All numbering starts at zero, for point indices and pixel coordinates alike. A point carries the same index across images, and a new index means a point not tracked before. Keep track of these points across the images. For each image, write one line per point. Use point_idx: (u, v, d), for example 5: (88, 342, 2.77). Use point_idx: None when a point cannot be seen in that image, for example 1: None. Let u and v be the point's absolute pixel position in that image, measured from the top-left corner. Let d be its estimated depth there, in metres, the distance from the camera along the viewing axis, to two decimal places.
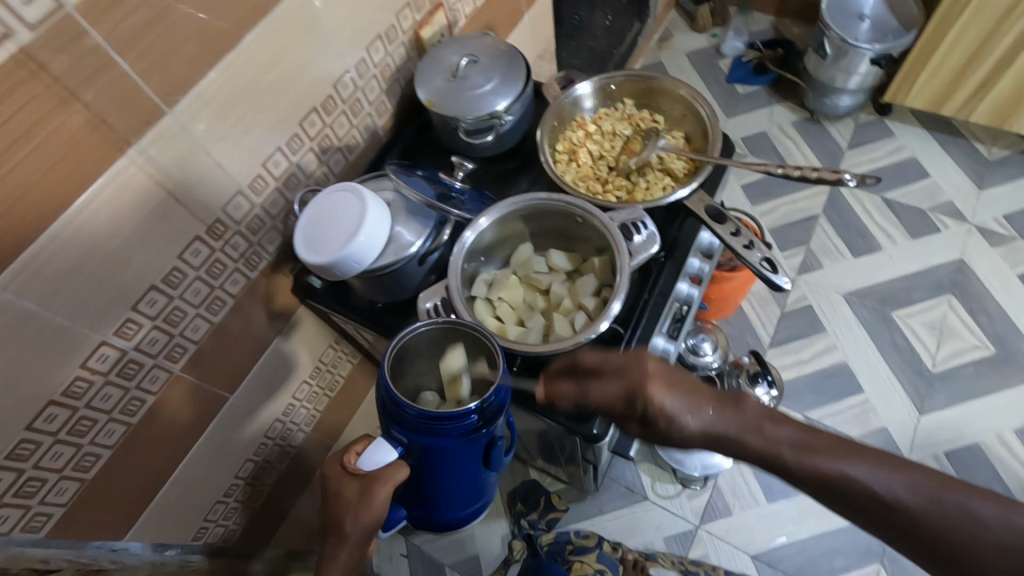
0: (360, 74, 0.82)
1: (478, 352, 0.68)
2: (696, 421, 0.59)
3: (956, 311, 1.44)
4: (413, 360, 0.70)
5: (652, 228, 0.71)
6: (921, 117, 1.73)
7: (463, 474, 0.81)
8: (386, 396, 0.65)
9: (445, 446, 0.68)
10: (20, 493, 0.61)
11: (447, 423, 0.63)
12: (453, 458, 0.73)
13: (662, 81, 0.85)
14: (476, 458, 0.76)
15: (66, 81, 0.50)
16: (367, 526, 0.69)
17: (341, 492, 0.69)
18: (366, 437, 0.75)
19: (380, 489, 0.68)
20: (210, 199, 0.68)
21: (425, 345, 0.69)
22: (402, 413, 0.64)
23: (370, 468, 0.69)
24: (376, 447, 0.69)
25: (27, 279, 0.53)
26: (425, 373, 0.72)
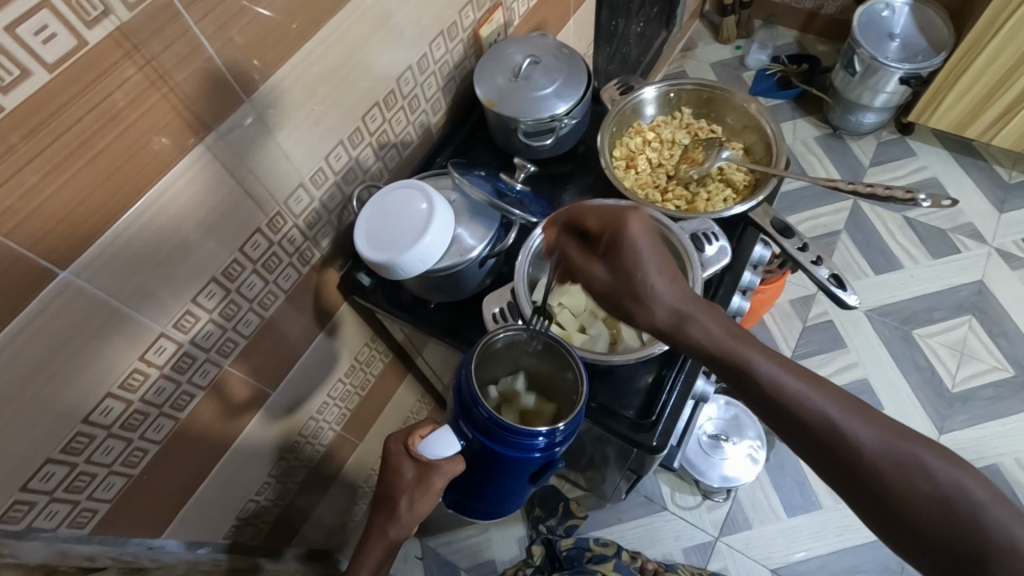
0: (420, 70, 0.80)
1: (562, 366, 0.67)
2: (666, 292, 0.56)
3: (977, 333, 1.45)
4: (497, 354, 0.69)
5: (723, 241, 0.72)
6: (943, 139, 1.73)
7: (504, 496, 0.77)
8: (465, 386, 0.63)
9: (506, 461, 0.64)
10: (70, 488, 0.58)
11: (518, 437, 0.60)
12: (504, 477, 0.69)
13: (728, 93, 0.87)
14: (524, 481, 0.71)
15: (157, 64, 0.49)
16: (417, 513, 0.66)
17: (399, 471, 0.66)
18: (429, 420, 0.68)
19: (437, 482, 0.64)
20: (274, 191, 0.66)
21: (517, 345, 0.69)
22: (476, 410, 0.61)
23: (428, 457, 0.63)
24: (438, 437, 0.62)
25: (101, 268, 0.52)
26: (501, 364, 0.72)
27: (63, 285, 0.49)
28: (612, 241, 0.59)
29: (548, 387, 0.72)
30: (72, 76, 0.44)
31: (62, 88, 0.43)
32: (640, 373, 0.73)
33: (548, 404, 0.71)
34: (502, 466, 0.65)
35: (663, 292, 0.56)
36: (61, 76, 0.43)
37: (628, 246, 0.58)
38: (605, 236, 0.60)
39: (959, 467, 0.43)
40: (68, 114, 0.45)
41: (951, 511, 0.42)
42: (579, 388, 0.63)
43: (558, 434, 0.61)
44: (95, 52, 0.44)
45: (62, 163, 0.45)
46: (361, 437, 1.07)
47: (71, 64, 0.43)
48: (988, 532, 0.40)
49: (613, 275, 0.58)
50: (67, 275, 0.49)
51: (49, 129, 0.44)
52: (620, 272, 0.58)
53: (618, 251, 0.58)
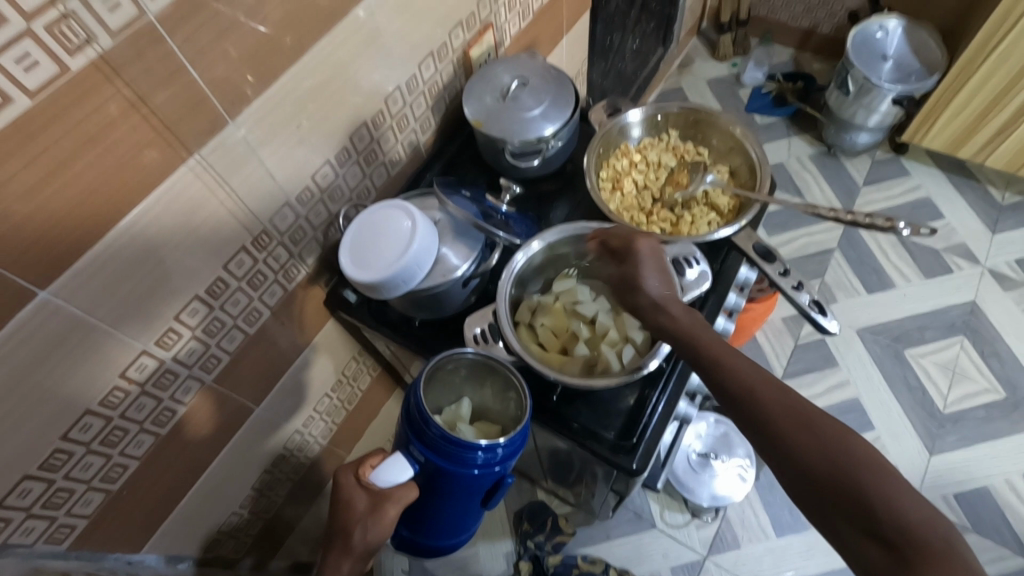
0: (410, 90, 0.81)
1: (507, 387, 0.68)
2: (653, 286, 0.66)
3: (969, 353, 1.45)
4: (442, 380, 0.70)
5: (704, 264, 0.72)
6: (937, 159, 1.74)
7: (462, 518, 0.78)
8: (414, 408, 0.64)
9: (459, 479, 0.65)
10: (47, 503, 0.59)
11: (470, 451, 0.62)
12: (458, 498, 0.70)
13: (714, 116, 0.88)
14: (476, 501, 0.72)
15: (139, 88, 0.50)
16: (372, 542, 0.64)
17: (351, 502, 0.64)
18: (381, 451, 0.69)
19: (391, 508, 0.63)
20: (259, 209, 0.67)
21: (463, 369, 0.70)
22: (427, 430, 0.63)
23: (381, 485, 0.64)
24: (390, 463, 0.64)
25: (81, 287, 0.52)
26: (444, 392, 0.73)
27: (42, 304, 0.50)
28: (624, 246, 0.70)
29: (492, 408, 0.73)
30: (53, 101, 0.44)
31: (43, 112, 0.44)
32: (622, 394, 0.74)
33: (495, 425, 0.71)
34: (456, 485, 0.67)
35: (652, 288, 0.66)
36: (42, 101, 0.44)
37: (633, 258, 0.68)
38: (620, 245, 0.71)
39: (843, 432, 0.48)
40: (49, 138, 0.45)
41: (834, 464, 0.47)
42: (524, 402, 0.65)
43: (505, 446, 0.63)
44: (76, 78, 0.45)
45: (43, 185, 0.46)
46: (348, 451, 1.07)
47: (52, 89, 0.44)
48: (862, 483, 0.45)
49: (622, 273, 0.69)
50: (46, 294, 0.50)
51: (29, 154, 0.44)
52: (628, 269, 0.68)
53: (630, 258, 0.69)
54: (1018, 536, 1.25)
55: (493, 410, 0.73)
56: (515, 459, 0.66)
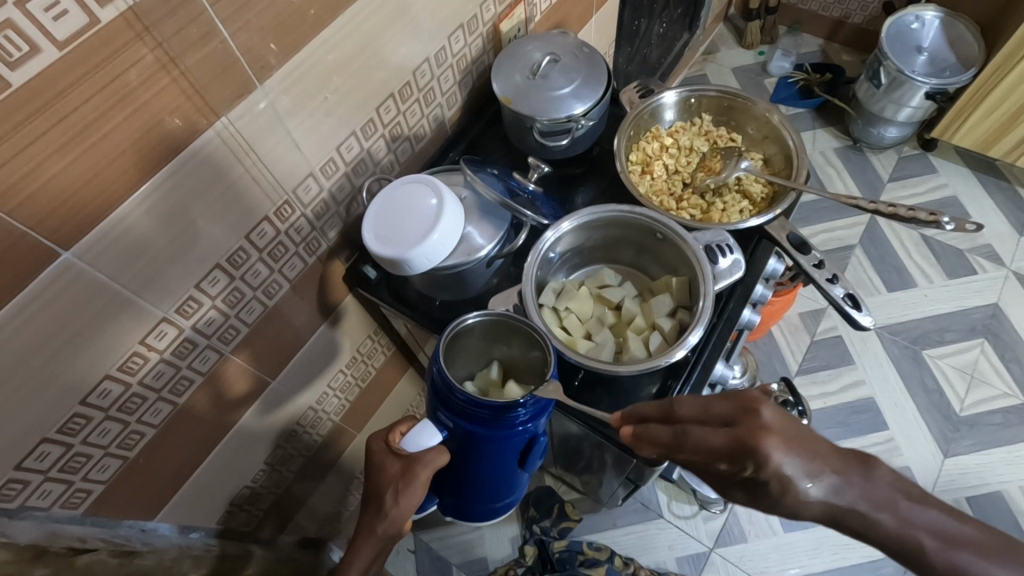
0: (438, 63, 0.79)
1: (531, 346, 0.67)
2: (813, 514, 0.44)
3: (989, 357, 1.42)
4: (465, 347, 0.69)
5: (738, 253, 0.70)
6: (965, 157, 1.70)
7: (495, 488, 0.78)
8: (437, 375, 0.62)
9: (491, 440, 0.64)
10: (64, 468, 0.58)
11: (500, 411, 0.60)
12: (490, 465, 0.70)
13: (750, 101, 0.86)
14: (513, 461, 0.71)
15: (168, 47, 0.48)
16: (405, 508, 0.65)
17: (384, 468, 0.65)
18: (411, 417, 0.69)
19: (423, 472, 0.63)
20: (284, 179, 0.66)
21: (484, 334, 0.69)
22: (453, 396, 0.61)
23: (412, 450, 0.63)
24: (421, 429, 0.63)
25: (104, 250, 0.51)
26: (471, 358, 0.72)
27: (64, 267, 0.49)
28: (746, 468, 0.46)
29: (520, 370, 0.72)
30: (82, 56, 0.43)
31: (72, 66, 0.43)
32: (643, 384, 0.72)
33: (526, 386, 0.70)
34: (488, 448, 0.65)
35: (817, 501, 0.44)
36: (71, 55, 0.42)
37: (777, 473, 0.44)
38: (734, 468, 0.46)
39: None
40: (77, 94, 0.44)
41: None
42: (550, 360, 0.64)
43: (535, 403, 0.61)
44: (106, 32, 0.43)
45: (68, 143, 0.45)
46: (359, 429, 1.07)
47: (82, 43, 0.42)
48: None
49: (752, 491, 0.46)
50: (69, 256, 0.49)
51: (57, 108, 0.43)
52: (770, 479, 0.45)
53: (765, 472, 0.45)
54: None
55: (519, 372, 0.72)
56: (546, 415, 0.65)
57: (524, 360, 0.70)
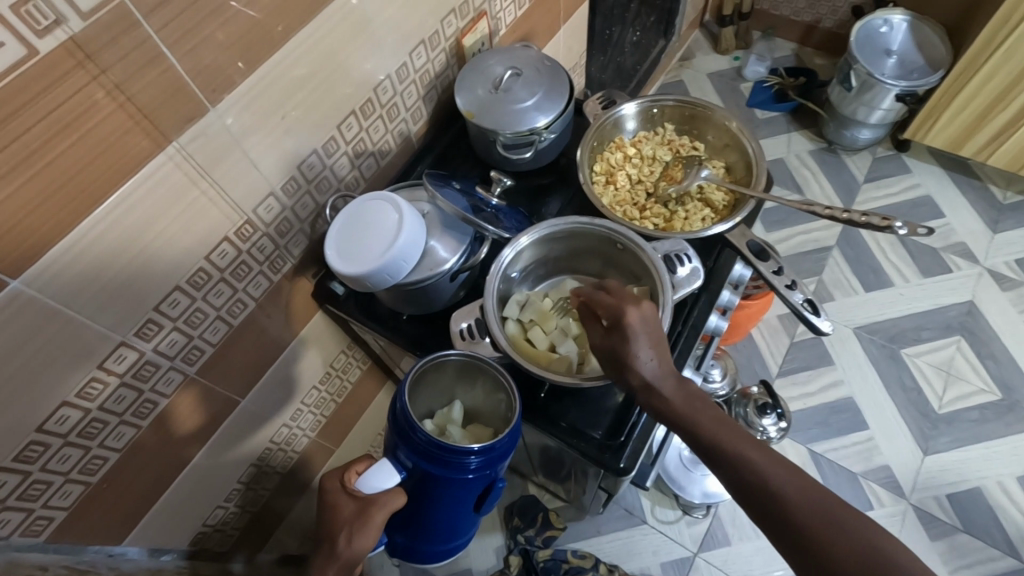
0: (400, 79, 0.80)
1: (496, 389, 0.67)
2: (644, 367, 0.59)
3: (965, 354, 1.44)
4: (430, 384, 0.70)
5: (696, 262, 0.71)
6: (938, 156, 1.72)
7: (452, 526, 0.78)
8: (400, 413, 0.63)
9: (448, 482, 0.64)
10: (23, 496, 0.58)
11: (458, 456, 0.60)
12: (447, 505, 0.70)
13: (710, 110, 0.87)
14: (469, 503, 0.71)
15: (113, 74, 0.48)
16: (358, 550, 0.62)
17: (337, 507, 0.63)
18: (368, 458, 0.69)
19: (378, 514, 0.62)
20: (244, 198, 0.66)
21: (451, 373, 0.69)
22: (413, 436, 0.61)
23: (367, 491, 0.63)
24: (377, 469, 0.64)
25: (55, 277, 0.51)
26: (435, 395, 0.72)
27: (13, 295, 0.49)
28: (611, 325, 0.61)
29: (484, 411, 0.72)
30: (22, 85, 0.43)
31: (12, 96, 0.43)
32: (611, 392, 0.73)
33: (487, 429, 0.71)
34: (446, 488, 0.65)
35: (646, 367, 0.59)
36: (11, 85, 0.42)
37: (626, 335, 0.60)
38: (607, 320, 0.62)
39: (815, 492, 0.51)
40: (19, 123, 0.44)
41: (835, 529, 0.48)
42: (514, 406, 0.64)
43: (496, 450, 0.62)
44: (46, 61, 0.44)
45: (13, 172, 0.45)
46: (337, 444, 1.06)
47: (21, 73, 0.43)
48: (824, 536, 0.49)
49: (608, 352, 0.61)
50: (18, 284, 0.49)
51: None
52: (618, 342, 0.60)
53: (618, 334, 0.61)
54: (1009, 538, 1.24)
55: (482, 411, 0.72)
56: (505, 462, 0.65)
57: (486, 398, 0.71)
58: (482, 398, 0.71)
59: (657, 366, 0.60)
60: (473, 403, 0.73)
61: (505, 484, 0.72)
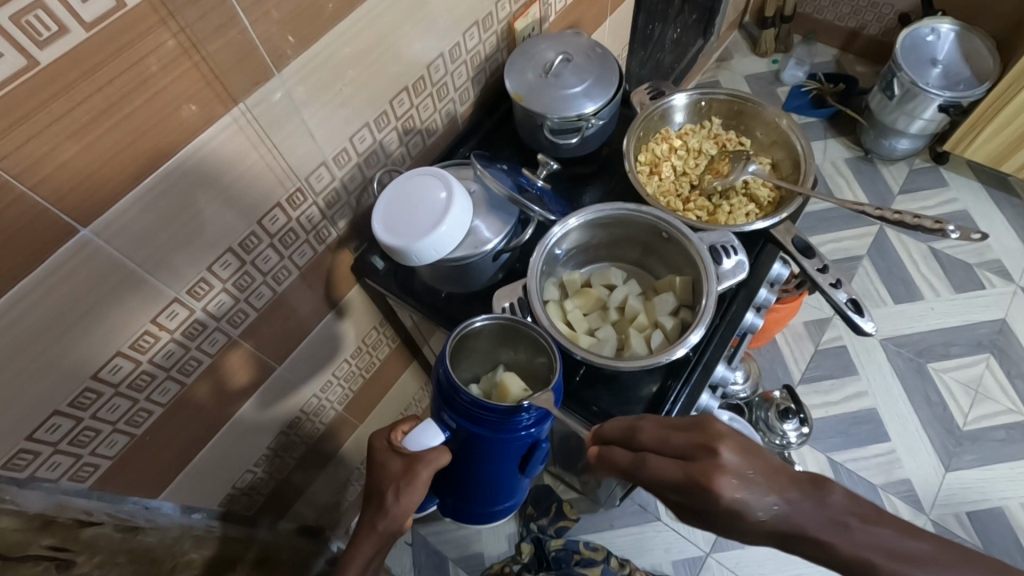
0: (451, 59, 0.80)
1: (536, 351, 0.68)
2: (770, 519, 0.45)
3: (994, 372, 1.42)
4: (472, 349, 0.71)
5: (742, 255, 0.71)
6: (978, 171, 1.69)
7: (497, 489, 0.79)
8: (442, 376, 0.64)
9: (492, 442, 0.64)
10: (74, 442, 0.59)
11: (502, 413, 0.61)
12: (491, 465, 0.71)
13: (759, 106, 0.87)
14: (513, 464, 0.72)
15: (190, 32, 0.49)
16: (406, 506, 0.66)
17: (384, 465, 0.66)
18: (414, 417, 0.70)
19: (424, 471, 0.64)
20: (297, 167, 0.67)
21: (492, 337, 0.70)
22: (456, 397, 0.62)
23: (414, 449, 0.65)
24: (422, 428, 0.64)
25: (120, 229, 0.52)
26: (478, 360, 0.73)
27: (82, 243, 0.50)
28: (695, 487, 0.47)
29: (527, 375, 0.73)
30: (106, 38, 0.44)
31: (98, 47, 0.44)
32: (644, 381, 0.73)
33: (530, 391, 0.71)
34: (491, 449, 0.66)
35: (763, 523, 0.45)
36: (97, 36, 0.44)
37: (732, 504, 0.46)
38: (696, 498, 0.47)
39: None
40: (101, 74, 0.45)
41: None
42: (554, 366, 0.65)
43: (540, 408, 0.62)
44: (131, 16, 0.45)
45: (91, 122, 0.46)
46: (361, 420, 1.08)
47: (108, 26, 0.44)
48: None
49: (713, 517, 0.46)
50: (87, 233, 0.50)
51: (82, 87, 0.44)
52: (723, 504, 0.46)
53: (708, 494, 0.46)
54: None
55: (526, 376, 0.72)
56: (549, 421, 0.65)
57: (528, 364, 0.71)
58: (524, 363, 0.72)
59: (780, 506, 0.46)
60: (517, 369, 0.73)
61: (549, 444, 0.72)
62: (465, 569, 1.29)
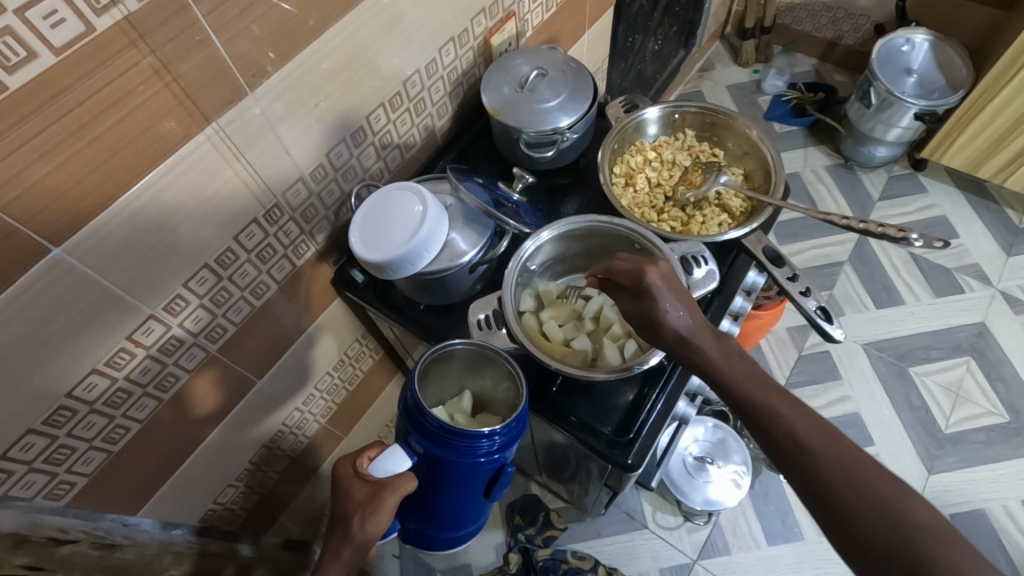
0: (428, 74, 0.82)
1: (503, 377, 0.69)
2: (677, 318, 0.60)
3: (974, 375, 1.44)
4: (439, 374, 0.72)
5: (713, 264, 0.72)
6: (955, 177, 1.72)
7: (461, 514, 0.80)
8: (410, 399, 0.65)
9: (458, 467, 0.65)
10: (49, 460, 0.60)
11: (467, 439, 0.62)
12: (458, 490, 0.71)
13: (730, 117, 0.89)
14: (478, 489, 0.72)
15: (162, 54, 0.50)
16: (371, 534, 0.62)
17: (349, 493, 0.63)
18: (379, 443, 0.70)
19: (390, 497, 0.63)
20: (274, 183, 0.68)
21: (461, 362, 0.71)
22: (424, 421, 0.63)
23: (379, 474, 0.65)
24: (389, 454, 0.65)
25: (93, 248, 0.53)
26: (445, 385, 0.74)
27: (54, 262, 0.51)
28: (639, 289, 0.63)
29: (493, 401, 0.74)
30: (77, 61, 0.45)
31: (68, 70, 0.45)
32: (621, 390, 0.74)
33: (495, 416, 0.72)
34: (456, 474, 0.67)
35: (678, 322, 0.60)
36: (67, 59, 0.44)
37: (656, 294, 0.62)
38: (635, 293, 0.63)
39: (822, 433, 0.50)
40: (71, 97, 0.46)
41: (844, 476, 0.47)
42: (521, 391, 0.66)
43: (504, 436, 0.63)
44: (101, 40, 0.46)
45: (62, 144, 0.47)
46: (346, 433, 1.08)
47: (78, 49, 0.45)
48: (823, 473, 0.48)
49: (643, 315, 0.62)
50: (59, 252, 0.51)
51: (52, 110, 0.45)
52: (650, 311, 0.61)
53: (647, 296, 0.62)
54: (1012, 562, 1.23)
55: (492, 400, 0.74)
56: (514, 447, 0.67)
57: (495, 389, 0.72)
58: (490, 388, 0.73)
59: (689, 320, 0.61)
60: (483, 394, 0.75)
61: (514, 471, 0.73)
62: None
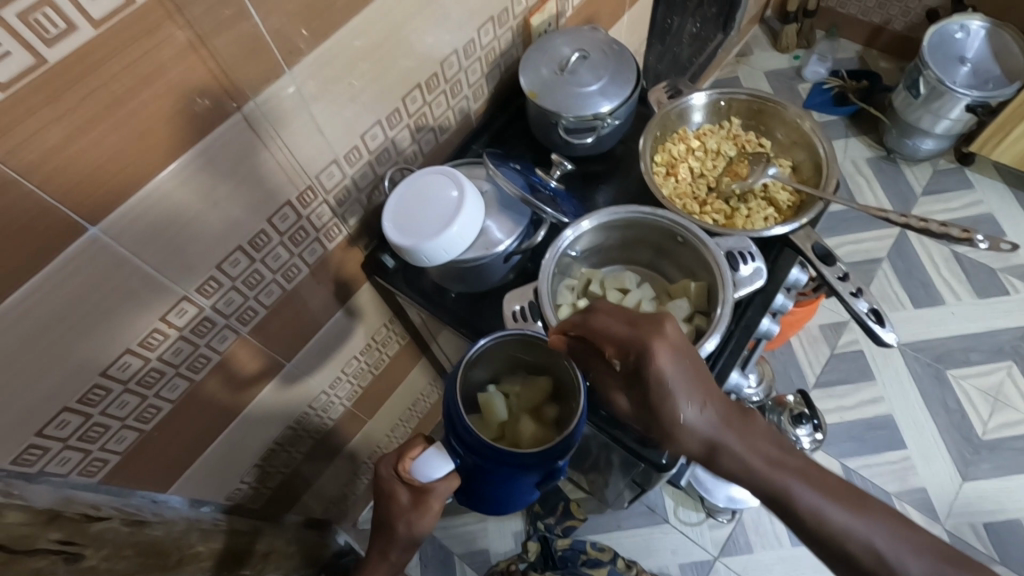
0: (465, 55, 0.79)
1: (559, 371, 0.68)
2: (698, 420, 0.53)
3: (1016, 380, 1.38)
4: (490, 358, 0.71)
5: (760, 261, 0.69)
6: (1006, 172, 1.63)
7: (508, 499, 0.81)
8: (454, 407, 0.64)
9: (501, 474, 0.65)
10: (83, 437, 0.60)
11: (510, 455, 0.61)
12: (503, 487, 0.71)
13: (781, 105, 0.85)
14: (529, 483, 0.70)
15: (198, 27, 0.48)
16: (417, 532, 0.68)
17: (395, 496, 0.67)
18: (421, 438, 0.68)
19: (433, 504, 0.66)
20: (307, 164, 0.66)
21: (512, 347, 0.70)
22: (466, 432, 0.62)
23: (425, 477, 0.64)
24: (428, 459, 0.63)
25: (127, 226, 0.52)
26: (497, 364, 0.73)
27: (89, 241, 0.50)
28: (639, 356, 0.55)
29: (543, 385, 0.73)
30: (115, 35, 0.44)
31: (105, 44, 0.43)
32: None
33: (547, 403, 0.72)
34: (500, 478, 0.67)
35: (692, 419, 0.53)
36: (105, 32, 0.43)
37: (655, 382, 0.54)
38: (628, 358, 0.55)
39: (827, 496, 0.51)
40: (108, 72, 0.44)
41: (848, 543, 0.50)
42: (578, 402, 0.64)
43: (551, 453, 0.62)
44: (138, 13, 0.44)
45: (97, 120, 0.46)
46: (370, 417, 1.08)
47: (115, 23, 0.43)
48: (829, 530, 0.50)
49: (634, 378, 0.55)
50: (95, 231, 0.50)
51: (88, 85, 0.44)
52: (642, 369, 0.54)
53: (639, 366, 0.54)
54: None
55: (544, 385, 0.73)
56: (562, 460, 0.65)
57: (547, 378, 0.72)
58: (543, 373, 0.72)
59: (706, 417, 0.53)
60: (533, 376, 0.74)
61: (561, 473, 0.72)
62: (471, 565, 1.29)
